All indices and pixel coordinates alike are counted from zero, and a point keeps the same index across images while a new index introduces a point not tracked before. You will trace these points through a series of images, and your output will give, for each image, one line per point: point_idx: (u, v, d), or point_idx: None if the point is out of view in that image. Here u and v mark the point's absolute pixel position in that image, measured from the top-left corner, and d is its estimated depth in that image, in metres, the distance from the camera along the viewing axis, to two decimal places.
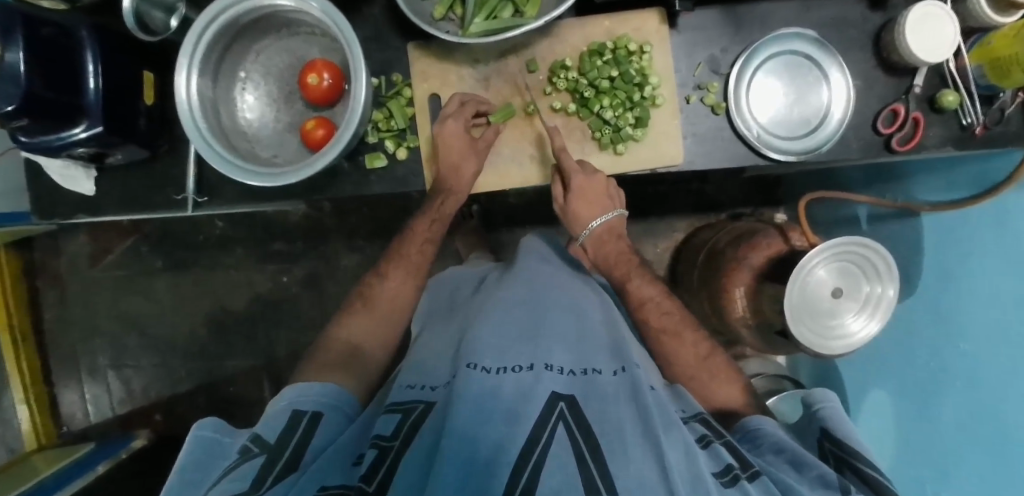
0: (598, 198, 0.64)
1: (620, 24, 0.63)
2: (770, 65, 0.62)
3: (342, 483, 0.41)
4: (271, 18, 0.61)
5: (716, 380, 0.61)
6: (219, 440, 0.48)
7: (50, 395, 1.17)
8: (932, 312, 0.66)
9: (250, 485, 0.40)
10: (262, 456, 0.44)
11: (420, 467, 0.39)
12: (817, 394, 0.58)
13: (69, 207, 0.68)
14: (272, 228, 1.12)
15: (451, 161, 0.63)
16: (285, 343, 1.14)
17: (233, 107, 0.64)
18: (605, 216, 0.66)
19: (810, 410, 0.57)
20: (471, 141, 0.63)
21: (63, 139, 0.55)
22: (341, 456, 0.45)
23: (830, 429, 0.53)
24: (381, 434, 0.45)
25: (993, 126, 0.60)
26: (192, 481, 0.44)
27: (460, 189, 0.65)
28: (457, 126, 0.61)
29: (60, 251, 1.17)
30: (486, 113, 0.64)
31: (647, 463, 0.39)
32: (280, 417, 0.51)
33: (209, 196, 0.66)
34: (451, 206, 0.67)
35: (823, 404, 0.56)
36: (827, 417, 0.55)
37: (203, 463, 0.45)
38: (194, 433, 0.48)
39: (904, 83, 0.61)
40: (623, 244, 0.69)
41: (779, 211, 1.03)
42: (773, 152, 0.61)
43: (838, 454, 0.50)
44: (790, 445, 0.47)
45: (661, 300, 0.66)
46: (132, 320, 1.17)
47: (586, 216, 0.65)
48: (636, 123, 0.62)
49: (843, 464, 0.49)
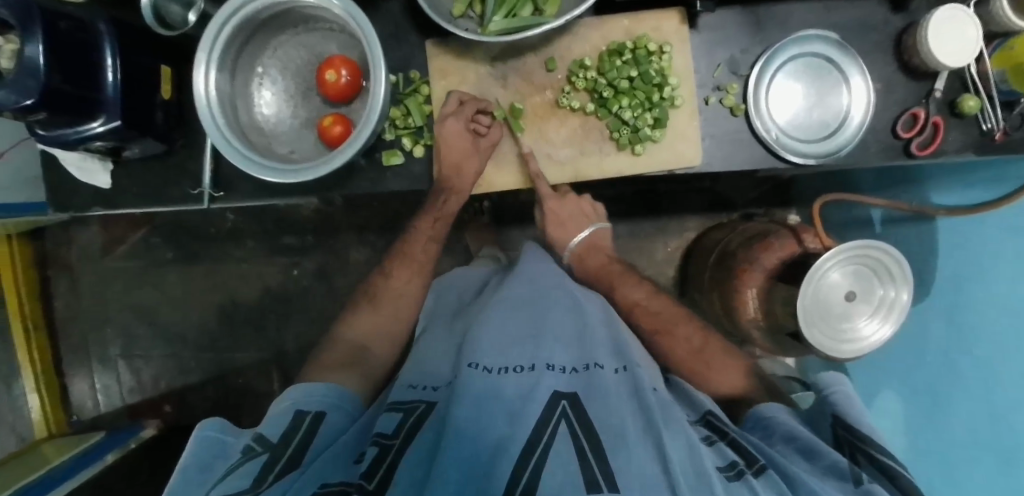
0: (576, 218, 0.73)
1: (640, 24, 0.62)
2: (791, 67, 0.62)
3: (342, 479, 0.41)
4: (288, 14, 0.61)
5: (729, 370, 0.61)
6: (223, 441, 0.48)
7: (61, 384, 1.18)
8: (945, 316, 0.66)
9: (252, 482, 0.40)
10: (264, 454, 0.44)
11: (422, 466, 0.40)
12: (827, 379, 0.59)
13: (84, 200, 0.68)
14: (282, 221, 1.12)
15: (451, 161, 0.63)
16: (295, 336, 1.15)
17: (249, 102, 0.64)
18: (587, 229, 0.73)
19: (820, 394, 0.58)
20: (475, 141, 0.63)
21: (80, 133, 0.55)
22: (343, 455, 0.45)
23: (841, 416, 0.53)
24: (382, 433, 0.45)
25: (1012, 132, 0.59)
26: (196, 479, 0.44)
27: (463, 189, 0.65)
28: (458, 126, 0.62)
29: (71, 240, 1.17)
30: (488, 110, 0.64)
31: (648, 459, 0.39)
32: (282, 417, 0.51)
33: (224, 191, 0.66)
34: (453, 205, 0.67)
35: (831, 388, 0.57)
36: (835, 402, 0.55)
37: (207, 463, 0.46)
38: (198, 434, 0.48)
39: (925, 86, 0.60)
40: (604, 256, 0.74)
41: (792, 212, 1.03)
42: (792, 154, 0.61)
43: (849, 440, 0.50)
44: (803, 434, 0.48)
45: (649, 303, 0.69)
46: (143, 311, 1.18)
47: (569, 232, 0.73)
48: (654, 124, 0.62)
49: (853, 448, 0.49)
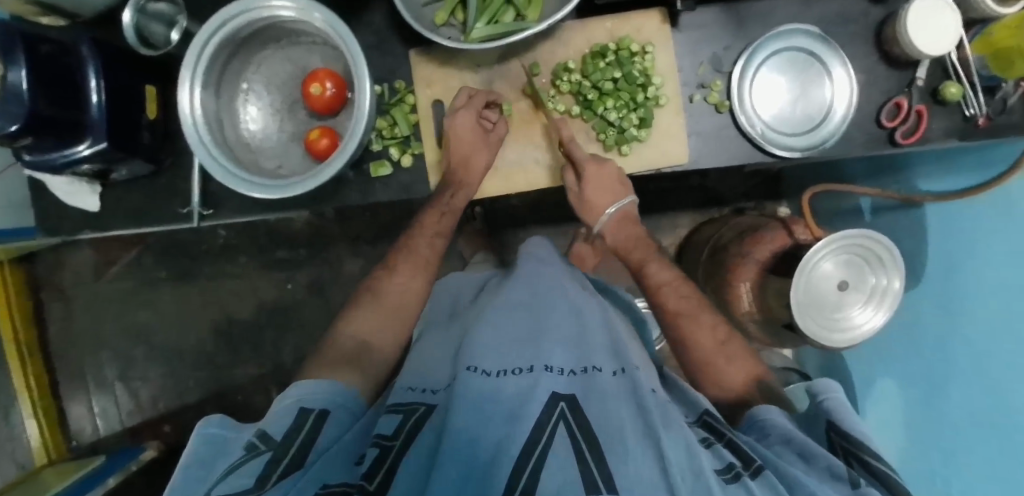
0: (609, 188, 0.64)
1: (622, 25, 0.63)
2: (774, 61, 0.62)
3: (343, 481, 0.40)
4: (271, 29, 0.61)
5: (733, 361, 0.60)
6: (224, 437, 0.48)
7: (59, 409, 1.17)
8: (939, 306, 0.67)
9: (256, 480, 0.40)
10: (267, 453, 0.44)
11: (421, 466, 0.40)
12: (820, 383, 0.57)
13: (74, 223, 0.68)
14: (275, 236, 1.12)
15: (461, 153, 0.62)
16: (292, 349, 1.14)
17: (236, 119, 0.64)
18: (619, 204, 0.65)
19: (813, 400, 0.56)
20: (483, 134, 0.63)
21: (66, 156, 0.55)
22: (344, 454, 0.45)
23: (837, 422, 0.52)
24: (382, 434, 0.45)
25: (995, 117, 0.59)
26: (195, 477, 0.43)
27: (470, 181, 0.63)
28: (470, 117, 0.61)
29: (63, 264, 1.16)
30: (496, 102, 0.64)
31: (647, 462, 0.39)
32: (287, 414, 0.50)
33: (213, 209, 0.66)
34: (461, 201, 0.64)
35: (825, 395, 0.55)
36: (831, 409, 0.54)
37: (210, 460, 0.45)
38: (199, 431, 0.48)
39: (906, 75, 0.61)
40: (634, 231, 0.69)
41: (782, 204, 1.03)
42: (777, 148, 0.61)
43: (844, 446, 0.49)
44: (799, 436, 0.48)
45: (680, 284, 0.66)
46: (138, 331, 1.18)
47: (599, 204, 0.65)
48: (640, 124, 0.62)
49: (849, 455, 0.48)
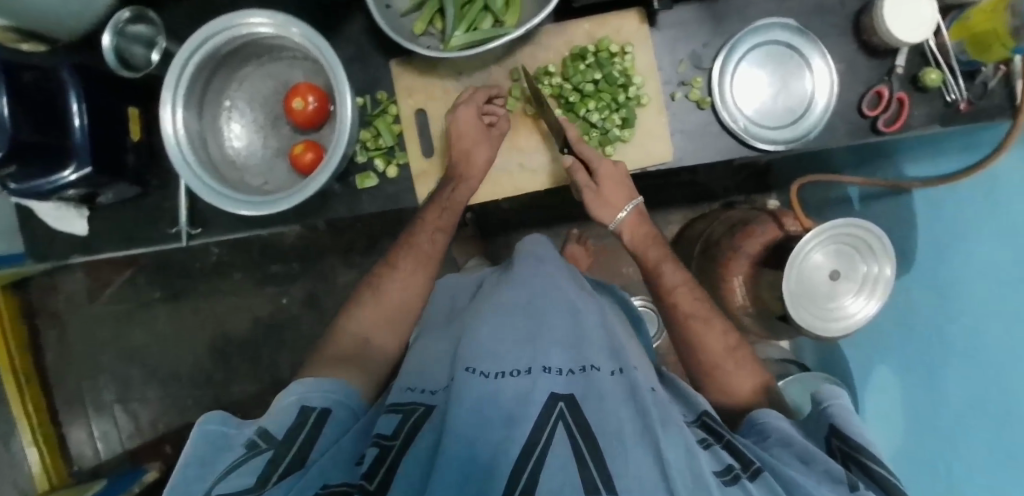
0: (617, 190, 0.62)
1: (600, 27, 0.63)
2: (754, 55, 0.63)
3: (343, 481, 0.40)
4: (251, 46, 0.61)
5: (727, 357, 0.60)
6: (224, 433, 0.46)
7: (59, 435, 1.16)
8: (931, 292, 0.67)
9: (256, 481, 0.40)
10: (269, 452, 0.44)
11: (420, 468, 0.39)
12: (826, 391, 0.56)
13: (62, 249, 0.67)
14: (268, 251, 1.13)
15: (463, 148, 0.62)
16: (290, 363, 1.14)
17: (220, 137, 0.64)
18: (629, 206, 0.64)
19: (816, 407, 0.55)
20: (485, 130, 0.63)
21: (53, 182, 0.55)
22: (344, 453, 0.44)
23: (839, 425, 0.51)
24: (381, 434, 0.45)
25: (977, 101, 0.59)
26: (195, 475, 0.42)
27: (471, 175, 0.63)
28: (470, 113, 0.62)
29: (57, 289, 1.16)
30: (499, 97, 0.64)
31: (647, 464, 0.39)
32: (289, 413, 0.49)
33: (202, 227, 0.66)
34: (463, 196, 0.64)
35: (829, 401, 0.54)
36: (834, 414, 0.52)
37: (212, 455, 0.44)
38: (199, 427, 0.46)
39: (886, 63, 0.61)
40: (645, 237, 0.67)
41: (772, 197, 1.03)
42: (760, 142, 0.62)
43: (843, 449, 0.49)
44: (799, 440, 0.47)
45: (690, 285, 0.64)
46: (136, 352, 1.17)
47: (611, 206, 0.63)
48: (623, 124, 0.63)
49: (848, 458, 0.48)
